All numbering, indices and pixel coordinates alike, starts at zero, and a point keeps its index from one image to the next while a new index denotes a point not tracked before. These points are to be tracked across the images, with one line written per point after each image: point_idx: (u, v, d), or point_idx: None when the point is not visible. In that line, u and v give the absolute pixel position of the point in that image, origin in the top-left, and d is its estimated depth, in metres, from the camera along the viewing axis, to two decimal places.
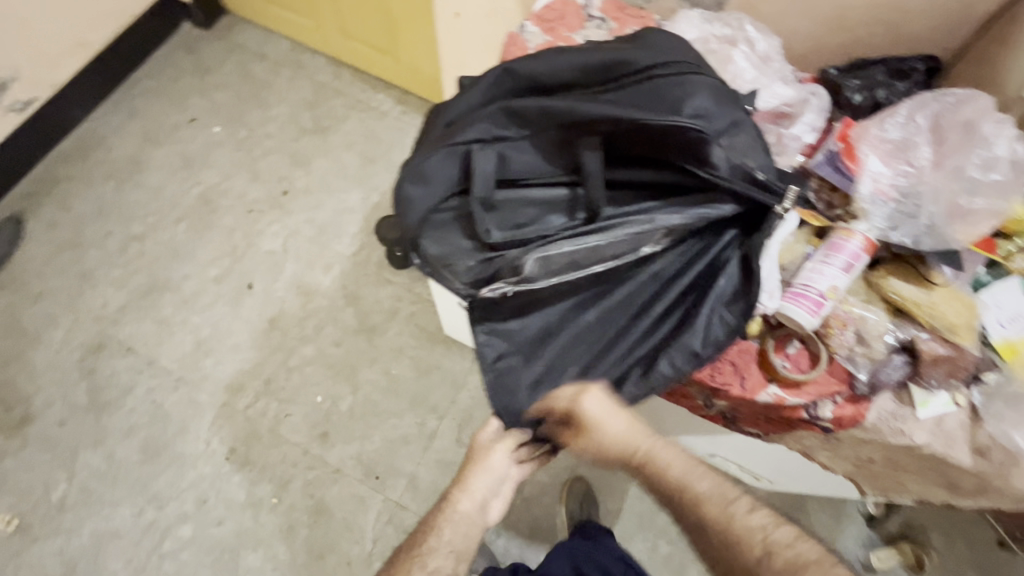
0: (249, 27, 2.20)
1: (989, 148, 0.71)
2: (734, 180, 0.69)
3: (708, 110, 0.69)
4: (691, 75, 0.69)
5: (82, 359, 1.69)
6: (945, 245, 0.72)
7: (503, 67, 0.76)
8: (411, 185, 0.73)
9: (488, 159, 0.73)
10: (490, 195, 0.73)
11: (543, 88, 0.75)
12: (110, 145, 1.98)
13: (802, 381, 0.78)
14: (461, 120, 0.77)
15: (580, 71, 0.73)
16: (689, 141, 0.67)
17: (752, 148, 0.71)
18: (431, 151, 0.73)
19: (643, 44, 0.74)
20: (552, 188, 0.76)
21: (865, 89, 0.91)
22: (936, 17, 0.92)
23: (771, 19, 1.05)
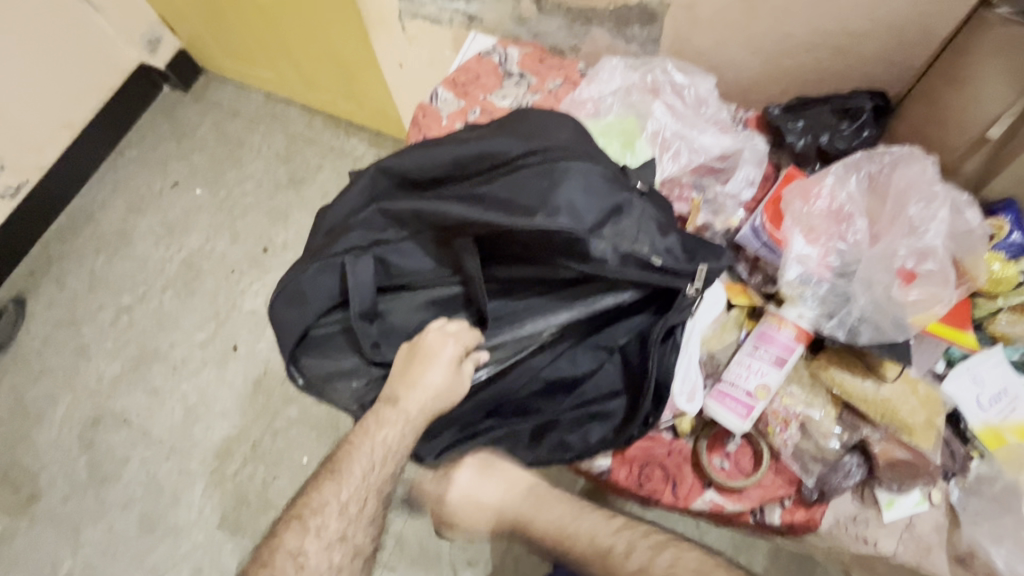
0: (224, 84, 2.22)
1: (921, 233, 0.62)
2: (625, 270, 0.64)
3: (580, 201, 0.63)
4: (562, 162, 0.64)
5: (82, 434, 1.75)
6: (883, 339, 0.61)
7: (378, 166, 0.74)
8: (286, 307, 0.70)
9: (363, 269, 0.69)
10: (369, 306, 0.69)
11: (421, 184, 0.73)
12: (101, 218, 2.05)
13: (741, 485, 0.68)
14: (340, 226, 0.73)
15: (454, 166, 0.70)
16: (564, 239, 0.63)
17: (649, 231, 0.65)
18: (304, 269, 0.70)
19: (516, 129, 0.71)
20: (440, 286, 0.73)
21: (809, 133, 0.80)
22: (892, 38, 0.82)
23: (709, 51, 0.95)
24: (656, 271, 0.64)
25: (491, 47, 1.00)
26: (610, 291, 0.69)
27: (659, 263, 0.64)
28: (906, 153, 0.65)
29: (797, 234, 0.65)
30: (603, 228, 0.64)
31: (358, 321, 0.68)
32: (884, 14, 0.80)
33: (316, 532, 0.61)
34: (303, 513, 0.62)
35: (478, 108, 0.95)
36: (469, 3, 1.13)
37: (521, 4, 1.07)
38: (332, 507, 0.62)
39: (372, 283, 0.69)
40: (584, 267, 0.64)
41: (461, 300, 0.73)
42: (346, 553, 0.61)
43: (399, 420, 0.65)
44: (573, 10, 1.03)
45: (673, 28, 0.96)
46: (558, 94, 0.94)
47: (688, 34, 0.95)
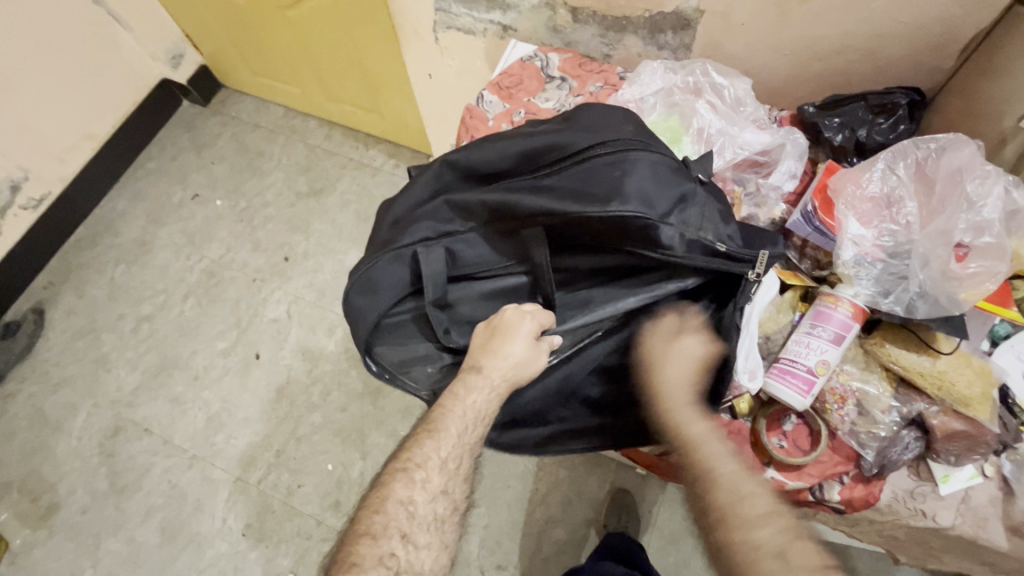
0: (244, 98, 2.27)
1: (977, 209, 0.65)
2: (692, 256, 0.66)
3: (649, 189, 0.66)
4: (630, 152, 0.68)
5: (102, 444, 1.73)
6: (941, 312, 0.64)
7: (445, 160, 0.78)
8: (359, 295, 0.73)
9: (435, 258, 0.71)
10: (441, 294, 0.72)
11: (488, 177, 0.76)
12: (121, 229, 2.07)
13: (801, 462, 0.71)
14: (407, 217, 0.77)
15: (521, 160, 0.74)
16: (632, 227, 0.66)
17: (712, 220, 0.68)
18: (377, 258, 0.72)
19: (577, 124, 0.74)
20: (505, 276, 0.75)
21: (846, 128, 0.84)
22: (914, 42, 0.89)
23: (740, 55, 1.02)
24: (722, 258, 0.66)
25: (532, 53, 1.04)
26: (675, 278, 0.70)
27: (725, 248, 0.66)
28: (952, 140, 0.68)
29: (850, 218, 0.68)
30: (671, 216, 0.66)
31: (431, 309, 0.71)
32: (909, 19, 0.87)
33: (422, 484, 0.64)
34: (408, 467, 0.65)
35: (522, 110, 0.99)
36: (505, 14, 1.18)
37: (557, 14, 1.13)
38: (433, 462, 0.65)
39: (443, 272, 0.72)
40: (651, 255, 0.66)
41: (525, 289, 0.75)
42: (448, 506, 0.65)
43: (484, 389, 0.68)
44: (608, 19, 1.08)
45: (706, 34, 1.02)
46: (599, 96, 0.98)
47: (721, 39, 1.01)
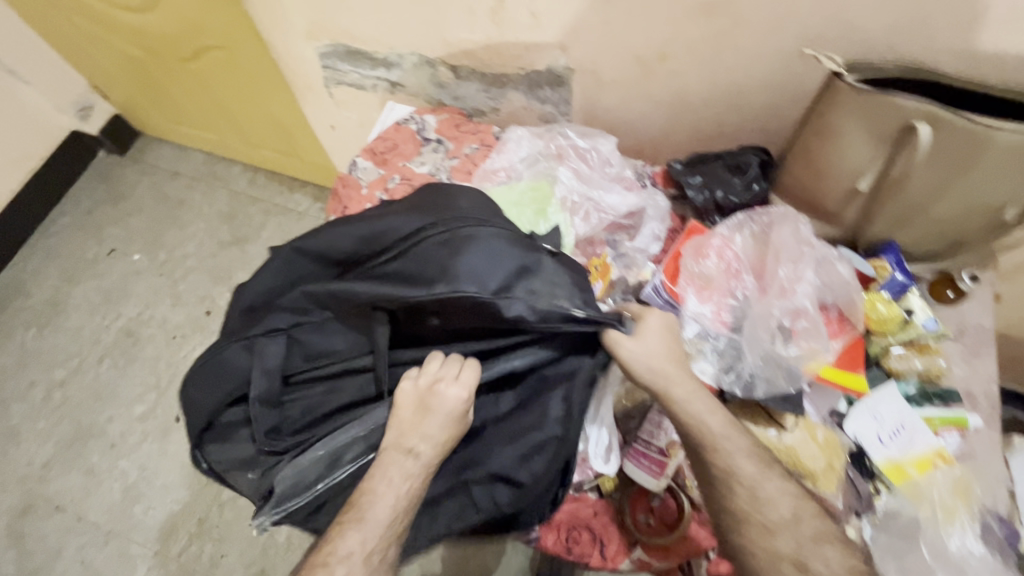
0: (163, 145, 2.20)
1: (795, 290, 0.67)
2: (547, 323, 0.63)
3: (482, 268, 0.64)
4: (462, 233, 0.67)
5: (10, 525, 1.63)
6: (775, 391, 0.65)
7: (293, 246, 0.74)
8: (196, 389, 0.73)
9: (270, 351, 0.70)
10: (272, 389, 0.70)
11: (336, 263, 0.74)
12: (32, 290, 1.97)
13: (664, 542, 0.69)
14: (257, 305, 0.75)
15: (364, 243, 0.72)
16: (474, 306, 0.63)
17: (562, 291, 0.65)
18: (217, 352, 0.73)
19: (425, 206, 0.73)
20: (352, 363, 0.71)
21: (705, 187, 0.85)
22: (774, 97, 0.90)
23: (617, 108, 1.02)
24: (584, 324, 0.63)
25: (408, 116, 1.03)
26: (536, 347, 0.67)
27: (585, 311, 0.63)
28: (783, 212, 0.71)
29: (690, 293, 0.69)
30: (511, 289, 0.63)
31: (256, 406, 0.69)
32: (762, 75, 0.87)
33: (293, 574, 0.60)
34: None
35: (397, 176, 0.96)
36: (389, 71, 1.16)
37: (438, 71, 1.11)
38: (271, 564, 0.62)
39: (277, 365, 0.70)
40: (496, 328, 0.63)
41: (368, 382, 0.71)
42: None
43: (410, 462, 0.62)
44: (487, 76, 1.07)
45: (581, 89, 1.01)
46: (474, 158, 0.97)
47: (595, 95, 1.01)
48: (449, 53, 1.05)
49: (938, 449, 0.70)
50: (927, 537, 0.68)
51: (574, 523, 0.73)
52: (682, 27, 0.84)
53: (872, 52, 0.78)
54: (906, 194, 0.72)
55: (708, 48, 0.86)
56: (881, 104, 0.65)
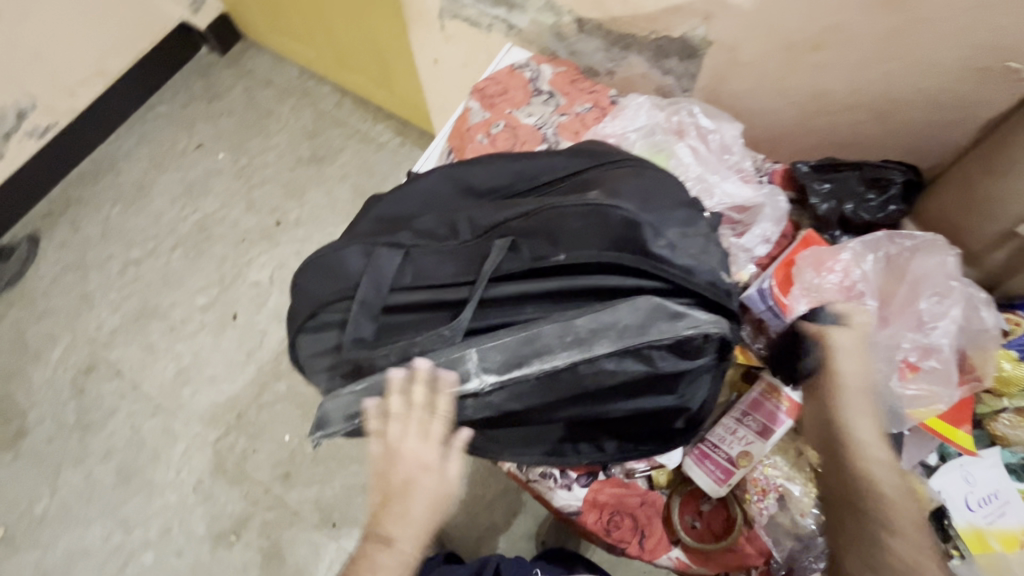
0: (260, 51, 2.22)
1: (930, 330, 0.63)
2: (689, 274, 0.57)
3: (637, 197, 0.60)
4: (624, 169, 0.63)
5: (74, 380, 1.76)
6: (875, 422, 0.62)
7: (446, 170, 0.73)
8: (312, 274, 0.68)
9: (387, 261, 0.64)
10: (377, 300, 0.63)
11: (483, 195, 0.70)
12: (123, 168, 2.06)
13: (709, 549, 0.67)
14: (395, 217, 0.72)
15: (522, 179, 0.68)
16: (617, 233, 0.58)
17: (703, 247, 0.60)
18: (343, 246, 0.68)
19: (579, 151, 0.70)
20: (452, 293, 0.63)
21: (833, 197, 0.77)
22: (930, 116, 0.80)
23: (743, 98, 0.95)
24: (723, 290, 0.58)
25: (524, 62, 0.98)
26: (677, 297, 0.58)
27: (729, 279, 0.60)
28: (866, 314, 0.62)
29: (805, 306, 0.65)
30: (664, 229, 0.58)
31: (357, 308, 0.63)
32: (928, 86, 0.77)
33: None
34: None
35: (501, 122, 0.93)
36: (510, 12, 1.12)
37: (562, 20, 1.05)
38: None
39: (388, 278, 0.64)
40: (641, 260, 0.56)
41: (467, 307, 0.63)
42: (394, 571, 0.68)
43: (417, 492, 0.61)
44: (613, 34, 1.01)
45: (711, 66, 0.94)
46: (585, 119, 0.93)
47: (725, 75, 0.93)
48: (580, 4, 1.00)
49: None
50: None
51: (620, 509, 0.71)
52: (851, 17, 0.76)
53: None
54: None
55: (871, 46, 0.78)
56: None
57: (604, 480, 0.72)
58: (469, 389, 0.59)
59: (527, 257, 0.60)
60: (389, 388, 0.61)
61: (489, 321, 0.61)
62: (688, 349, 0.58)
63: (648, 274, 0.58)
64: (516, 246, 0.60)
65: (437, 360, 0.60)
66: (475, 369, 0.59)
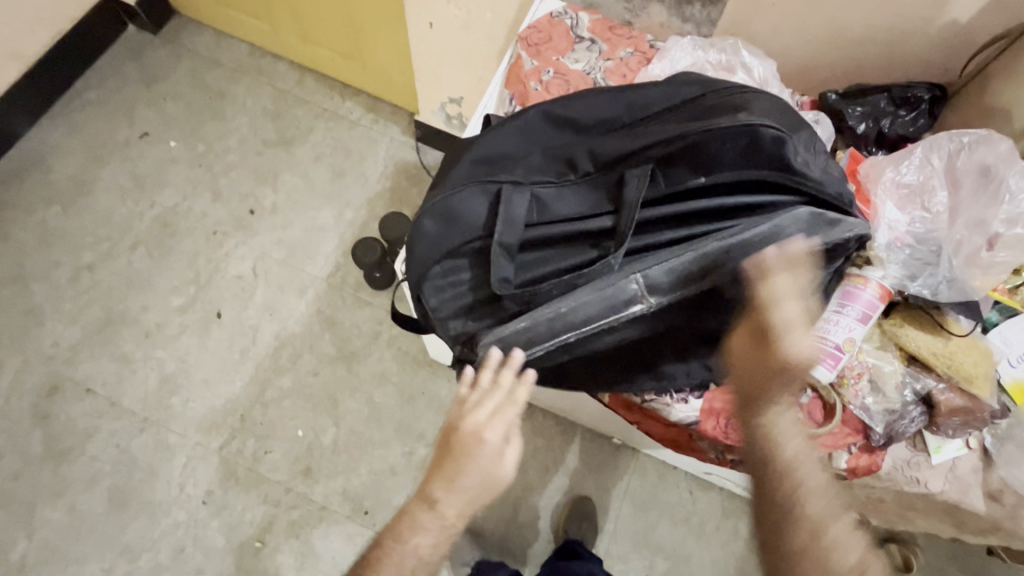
0: (200, 28, 2.02)
1: (1013, 203, 0.68)
2: (825, 186, 0.61)
3: (769, 113, 0.62)
4: (742, 91, 0.65)
5: (36, 406, 1.56)
6: (964, 296, 0.69)
7: (541, 108, 0.73)
8: (431, 220, 0.67)
9: (519, 200, 0.64)
10: (515, 237, 0.64)
11: (588, 128, 0.71)
12: (53, 165, 1.81)
13: (817, 433, 0.75)
14: (497, 156, 0.71)
15: (629, 109, 0.70)
16: (762, 148, 0.60)
17: (825, 162, 0.63)
18: (461, 187, 0.66)
19: (678, 81, 0.71)
20: (591, 224, 0.64)
21: (869, 118, 0.88)
22: (935, 43, 0.92)
23: (764, 39, 1.03)
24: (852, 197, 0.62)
25: (561, 10, 0.99)
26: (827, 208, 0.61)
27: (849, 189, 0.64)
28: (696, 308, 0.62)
29: (887, 204, 0.71)
30: (799, 144, 0.61)
31: (497, 248, 0.63)
32: (937, 15, 0.89)
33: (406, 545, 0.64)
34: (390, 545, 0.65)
35: (551, 69, 0.94)
36: None
37: None
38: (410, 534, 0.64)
39: (523, 214, 0.64)
40: (786, 174, 0.60)
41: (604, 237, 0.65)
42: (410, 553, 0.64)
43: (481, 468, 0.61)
44: None
45: (735, 10, 1.01)
46: (630, 63, 0.96)
47: (749, 17, 1.01)
48: None
49: None
50: None
51: (734, 413, 0.77)
52: None
53: None
54: None
55: None
56: None
57: (716, 390, 0.78)
58: (636, 312, 0.61)
59: (665, 185, 0.63)
60: (556, 318, 0.63)
61: (634, 248, 0.64)
62: (831, 253, 0.62)
63: (789, 187, 0.61)
64: (655, 175, 0.63)
65: (598, 288, 0.62)
66: (642, 290, 0.61)
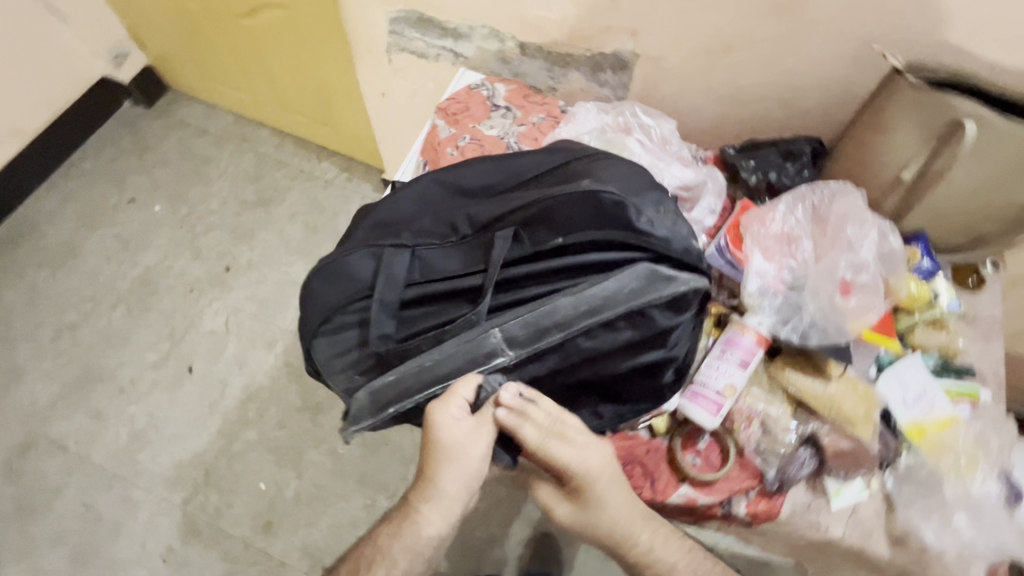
0: (190, 101, 2.18)
1: (857, 251, 0.79)
2: (671, 244, 0.67)
3: (618, 181, 0.70)
4: (602, 160, 0.73)
5: (10, 463, 1.60)
6: (830, 338, 0.75)
7: (434, 175, 0.79)
8: (322, 282, 0.72)
9: (399, 262, 0.69)
10: (394, 297, 0.68)
11: (474, 192, 0.77)
12: (47, 231, 1.94)
13: (712, 478, 0.76)
14: (391, 220, 0.76)
15: (508, 176, 0.76)
16: (608, 213, 0.67)
17: (675, 221, 0.70)
18: (349, 250, 0.71)
19: (555, 149, 0.79)
20: (464, 283, 0.69)
21: (760, 170, 0.94)
22: (824, 98, 0.98)
23: (673, 99, 1.10)
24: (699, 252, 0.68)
25: (479, 82, 1.09)
26: (675, 264, 0.67)
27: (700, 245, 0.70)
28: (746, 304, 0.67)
29: (756, 253, 0.79)
30: (644, 207, 0.69)
31: (377, 308, 0.68)
32: (819, 75, 0.95)
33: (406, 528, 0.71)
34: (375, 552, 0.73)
35: (467, 136, 1.02)
36: (457, 43, 1.22)
37: (506, 46, 1.17)
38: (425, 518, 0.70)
39: (401, 274, 0.69)
40: (630, 234, 0.66)
41: (476, 294, 0.70)
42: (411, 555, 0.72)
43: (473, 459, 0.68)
44: (553, 55, 1.14)
45: (643, 75, 1.08)
46: (541, 127, 1.04)
47: (655, 81, 1.08)
48: (521, 30, 1.12)
49: (954, 416, 0.79)
50: (948, 487, 0.76)
51: (631, 459, 0.79)
52: (752, 25, 0.92)
53: (929, 56, 0.86)
54: (944, 188, 0.80)
55: (770, 47, 0.94)
56: (934, 101, 0.74)
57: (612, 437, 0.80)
58: (499, 364, 0.67)
59: (528, 245, 0.69)
60: (422, 372, 0.68)
61: (501, 302, 0.70)
62: (679, 305, 0.67)
63: (636, 245, 0.68)
64: (519, 236, 0.69)
65: (463, 342, 0.67)
66: (501, 343, 0.67)
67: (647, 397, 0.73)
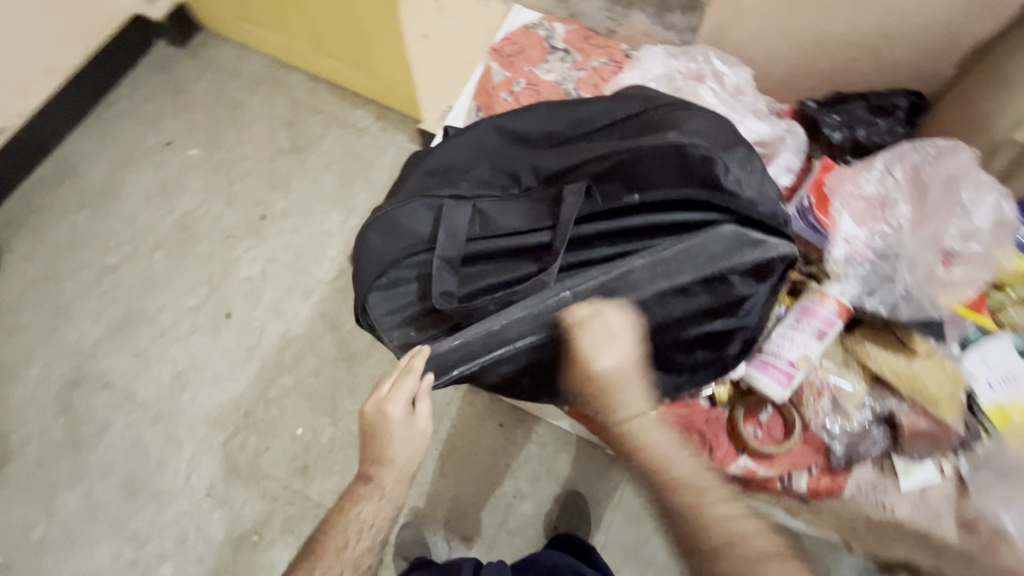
0: (222, 41, 2.12)
1: (968, 217, 0.74)
2: (757, 206, 0.64)
3: (702, 132, 0.65)
4: (683, 109, 0.68)
5: (60, 396, 1.67)
6: (921, 311, 0.74)
7: (493, 121, 0.74)
8: (378, 235, 0.69)
9: (461, 215, 0.66)
10: (456, 253, 0.66)
11: (537, 141, 0.72)
12: (86, 171, 1.94)
13: (774, 452, 0.75)
14: (447, 169, 0.72)
15: (575, 124, 0.72)
16: (691, 167, 0.63)
17: (761, 181, 0.66)
18: (405, 201, 0.68)
19: (627, 95, 0.74)
20: (531, 238, 0.66)
21: (845, 126, 0.87)
22: (924, 49, 0.88)
23: (748, 46, 1.01)
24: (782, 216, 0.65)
25: (536, 21, 1.01)
26: (758, 228, 0.64)
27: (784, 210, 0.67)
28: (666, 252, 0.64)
29: (844, 216, 0.76)
30: (728, 164, 0.64)
31: (439, 264, 0.65)
32: (922, 22, 0.85)
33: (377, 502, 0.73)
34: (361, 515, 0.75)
35: (522, 80, 0.95)
36: None
37: None
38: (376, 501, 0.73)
39: (463, 228, 0.66)
40: (716, 194, 0.63)
41: (543, 252, 0.66)
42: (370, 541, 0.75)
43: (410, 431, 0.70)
44: None
45: (716, 17, 0.98)
46: (603, 72, 0.96)
47: (730, 25, 0.98)
48: None
49: None
50: None
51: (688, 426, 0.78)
52: None
53: None
54: None
55: None
56: None
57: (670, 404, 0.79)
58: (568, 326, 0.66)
59: (600, 201, 0.66)
60: (490, 333, 0.66)
61: (571, 260, 0.67)
62: (761, 272, 0.64)
63: (717, 205, 0.64)
64: (591, 191, 0.67)
65: (533, 302, 0.65)
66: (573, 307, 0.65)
67: (711, 367, 0.71)
